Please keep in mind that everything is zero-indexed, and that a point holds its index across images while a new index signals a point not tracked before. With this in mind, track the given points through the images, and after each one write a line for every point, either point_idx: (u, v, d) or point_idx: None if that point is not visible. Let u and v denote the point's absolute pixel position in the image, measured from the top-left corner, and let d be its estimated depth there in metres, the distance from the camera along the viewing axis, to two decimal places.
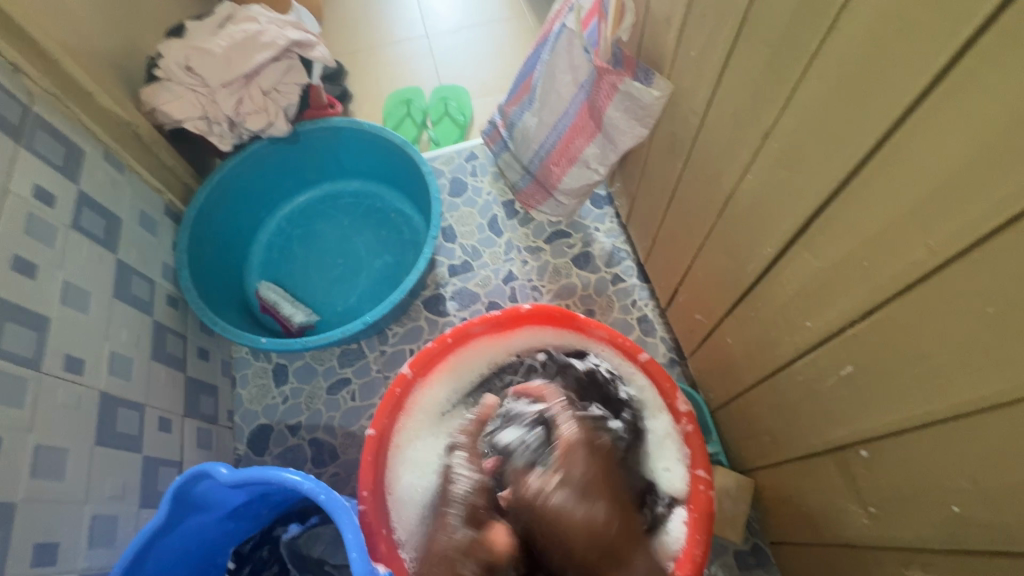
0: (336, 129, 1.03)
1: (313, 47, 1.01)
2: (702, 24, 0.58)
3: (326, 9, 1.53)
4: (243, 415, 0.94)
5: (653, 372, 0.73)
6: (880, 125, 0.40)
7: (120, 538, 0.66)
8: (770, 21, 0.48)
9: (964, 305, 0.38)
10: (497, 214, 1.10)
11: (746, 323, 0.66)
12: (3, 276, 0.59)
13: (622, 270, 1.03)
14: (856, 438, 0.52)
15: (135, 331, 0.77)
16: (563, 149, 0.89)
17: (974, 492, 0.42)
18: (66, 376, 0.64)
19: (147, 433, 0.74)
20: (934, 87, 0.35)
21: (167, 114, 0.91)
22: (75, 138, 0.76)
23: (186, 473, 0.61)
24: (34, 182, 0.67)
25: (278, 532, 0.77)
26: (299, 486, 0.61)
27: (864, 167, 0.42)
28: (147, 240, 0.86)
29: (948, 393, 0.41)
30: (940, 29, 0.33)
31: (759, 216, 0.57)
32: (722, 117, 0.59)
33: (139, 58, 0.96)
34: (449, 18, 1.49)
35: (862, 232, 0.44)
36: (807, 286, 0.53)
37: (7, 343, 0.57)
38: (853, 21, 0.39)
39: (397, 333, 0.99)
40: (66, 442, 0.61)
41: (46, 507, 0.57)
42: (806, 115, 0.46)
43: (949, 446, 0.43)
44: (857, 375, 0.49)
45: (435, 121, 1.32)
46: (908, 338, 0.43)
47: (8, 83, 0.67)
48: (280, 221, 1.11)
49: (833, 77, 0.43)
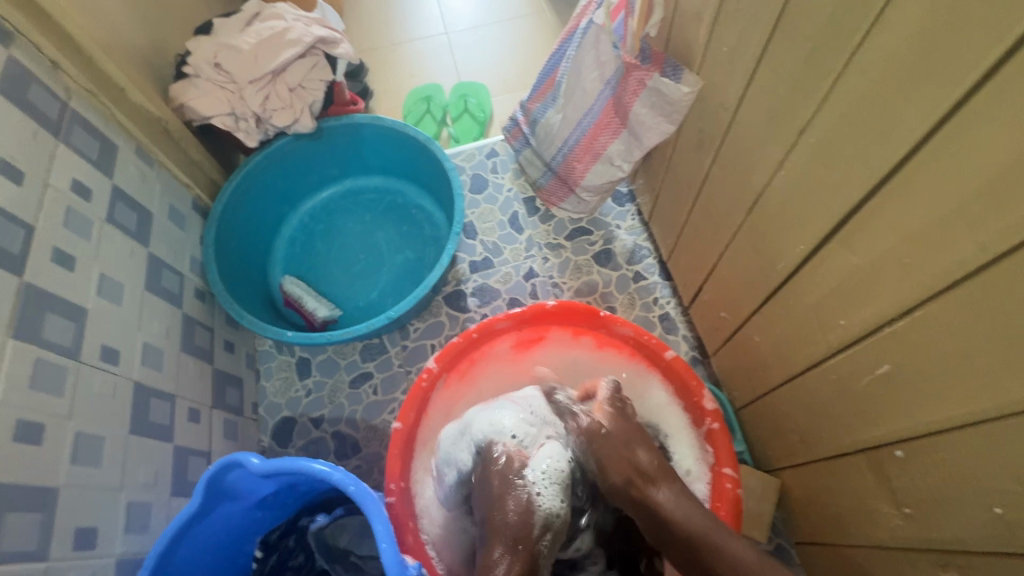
0: (360, 126, 1.04)
1: (338, 44, 1.02)
2: (736, 18, 0.57)
3: (347, 6, 1.54)
4: (268, 407, 0.95)
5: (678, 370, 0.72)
6: (927, 120, 0.39)
7: (153, 525, 0.68)
8: (808, 16, 0.47)
9: (1012, 303, 0.37)
10: (518, 211, 1.10)
11: (775, 321, 0.65)
12: (44, 268, 0.61)
13: (643, 267, 1.02)
14: (891, 438, 0.52)
15: (165, 323, 0.79)
16: (587, 145, 0.89)
17: (1018, 494, 0.41)
18: (103, 366, 0.65)
19: (178, 423, 0.75)
20: (988, 79, 0.34)
21: (195, 110, 0.93)
22: (109, 133, 0.78)
23: (219, 462, 0.62)
24: (72, 177, 0.68)
25: (305, 522, 0.77)
26: (329, 477, 0.62)
27: (907, 163, 0.42)
28: (176, 234, 0.87)
29: (992, 392, 0.40)
30: (994, 23, 0.33)
31: (791, 213, 0.57)
32: (753, 113, 0.59)
33: (169, 55, 0.97)
34: (469, 15, 1.49)
35: (903, 229, 0.44)
36: (842, 284, 0.52)
37: (48, 333, 0.59)
38: (899, 14, 0.39)
39: (418, 329, 1.00)
40: (103, 430, 0.63)
41: (86, 492, 0.59)
42: (845, 110, 0.46)
43: (992, 447, 0.42)
44: (894, 374, 0.49)
45: (455, 118, 1.33)
46: (950, 336, 0.42)
47: (48, 80, 0.69)
48: (303, 216, 1.12)
49: (876, 71, 0.42)
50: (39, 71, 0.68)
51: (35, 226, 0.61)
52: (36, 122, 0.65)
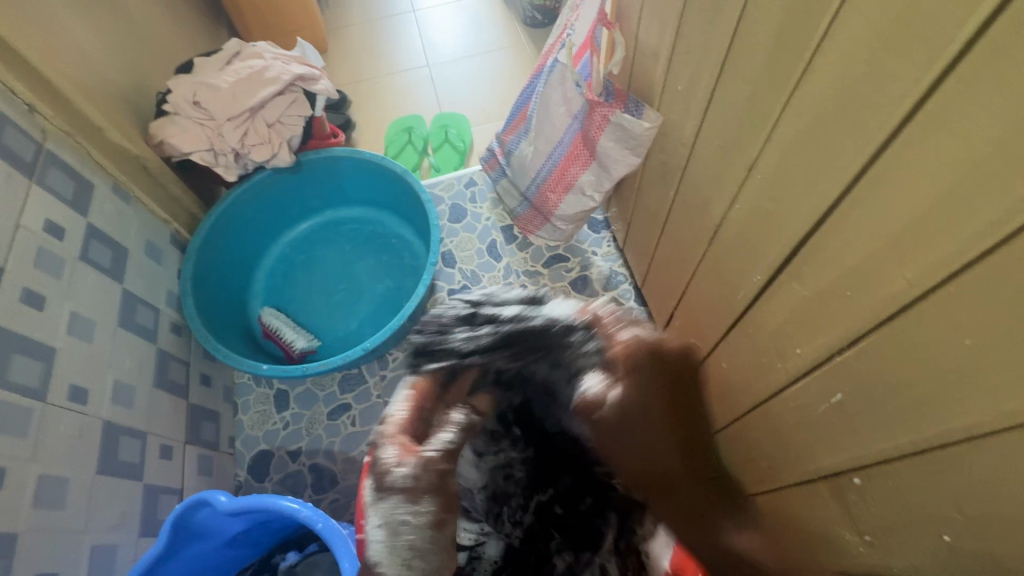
0: (338, 159, 1.06)
1: (316, 81, 1.05)
2: (688, 60, 0.60)
3: (331, 41, 1.58)
4: (244, 441, 0.94)
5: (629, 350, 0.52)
6: (857, 161, 0.41)
7: (119, 567, 0.67)
8: (749, 61, 0.50)
9: (942, 336, 0.38)
10: (496, 238, 1.11)
11: (739, 348, 0.67)
12: (13, 308, 0.61)
13: (619, 293, 1.04)
14: (849, 465, 0.53)
15: (138, 358, 0.79)
16: (559, 177, 0.91)
17: (962, 522, 0.42)
18: (71, 406, 0.65)
19: (148, 461, 0.75)
20: (904, 125, 0.36)
21: (175, 147, 0.94)
22: (85, 172, 0.79)
23: (187, 501, 0.63)
24: (45, 216, 0.69)
25: (277, 559, 0.75)
26: (297, 514, 0.62)
27: (843, 200, 0.43)
28: (152, 269, 0.88)
29: (933, 420, 0.42)
30: (905, 74, 0.35)
31: (747, 245, 0.58)
32: (708, 148, 0.61)
33: (150, 95, 0.99)
34: (450, 48, 1.54)
35: (843, 263, 0.45)
36: (795, 314, 0.53)
37: (14, 374, 0.59)
38: (827, 62, 0.41)
39: (397, 358, 1.00)
40: (68, 471, 0.62)
41: (47, 535, 0.58)
42: (786, 150, 0.48)
43: (935, 476, 0.43)
44: (847, 403, 0.50)
45: (435, 147, 1.35)
46: (891, 367, 0.44)
47: (23, 123, 0.70)
48: (283, 248, 1.14)
49: (810, 115, 0.44)
50: (15, 115, 0.69)
51: (5, 267, 0.62)
52: (10, 165, 0.66)
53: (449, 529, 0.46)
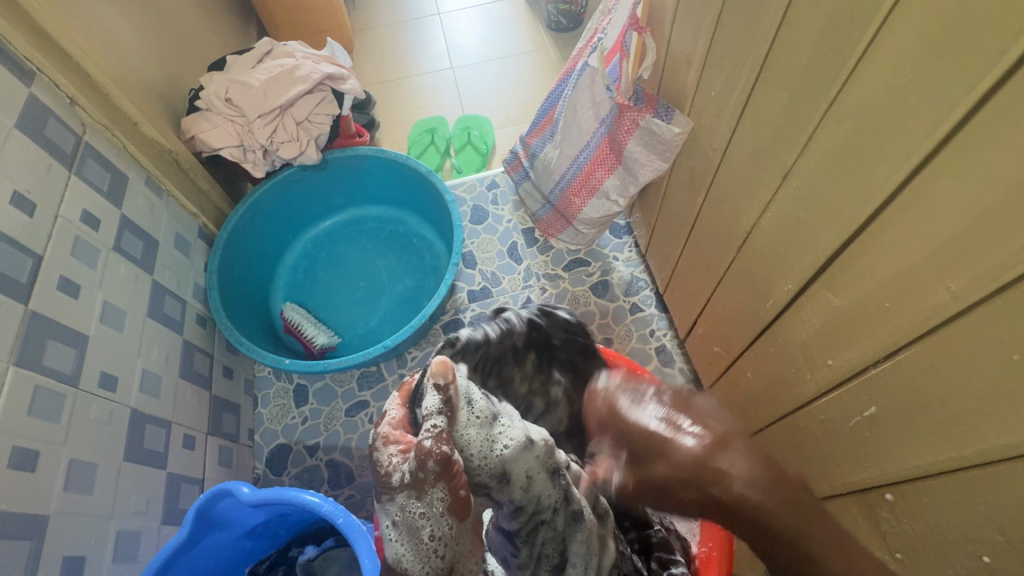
0: (364, 158, 1.08)
1: (345, 80, 1.06)
2: (721, 65, 0.60)
3: (357, 41, 1.60)
4: (263, 434, 0.95)
5: (712, 463, 0.44)
6: (901, 169, 0.40)
7: (141, 554, 0.68)
8: (787, 66, 0.50)
9: (987, 351, 0.37)
10: (516, 241, 1.11)
11: (766, 357, 0.66)
12: (49, 295, 0.63)
13: (640, 299, 1.03)
14: (880, 480, 0.52)
15: (166, 349, 0.80)
16: (583, 180, 0.91)
17: (1003, 543, 0.41)
18: (101, 393, 0.66)
19: (171, 450, 0.76)
20: (956, 131, 0.35)
21: (206, 142, 0.96)
22: (121, 164, 0.80)
23: (210, 491, 0.63)
24: (82, 207, 0.71)
25: (294, 553, 0.75)
26: (318, 508, 0.63)
27: (884, 209, 0.43)
28: (180, 262, 0.89)
29: (973, 439, 0.41)
30: (954, 82, 0.35)
31: (778, 254, 0.58)
32: (740, 154, 0.61)
33: (182, 91, 1.01)
34: (474, 51, 1.55)
35: (882, 273, 0.44)
36: (827, 325, 0.53)
37: (48, 360, 0.60)
38: (871, 67, 0.40)
39: (415, 357, 1.01)
40: (96, 457, 0.63)
41: (75, 519, 0.59)
42: (823, 157, 0.47)
43: (975, 493, 0.42)
44: (881, 417, 0.49)
45: (457, 149, 1.35)
46: (930, 382, 0.43)
47: (64, 115, 0.72)
48: (306, 244, 1.15)
49: (851, 123, 0.43)
50: (57, 108, 0.71)
51: (44, 255, 0.63)
52: (49, 155, 0.68)
53: (436, 500, 0.37)
